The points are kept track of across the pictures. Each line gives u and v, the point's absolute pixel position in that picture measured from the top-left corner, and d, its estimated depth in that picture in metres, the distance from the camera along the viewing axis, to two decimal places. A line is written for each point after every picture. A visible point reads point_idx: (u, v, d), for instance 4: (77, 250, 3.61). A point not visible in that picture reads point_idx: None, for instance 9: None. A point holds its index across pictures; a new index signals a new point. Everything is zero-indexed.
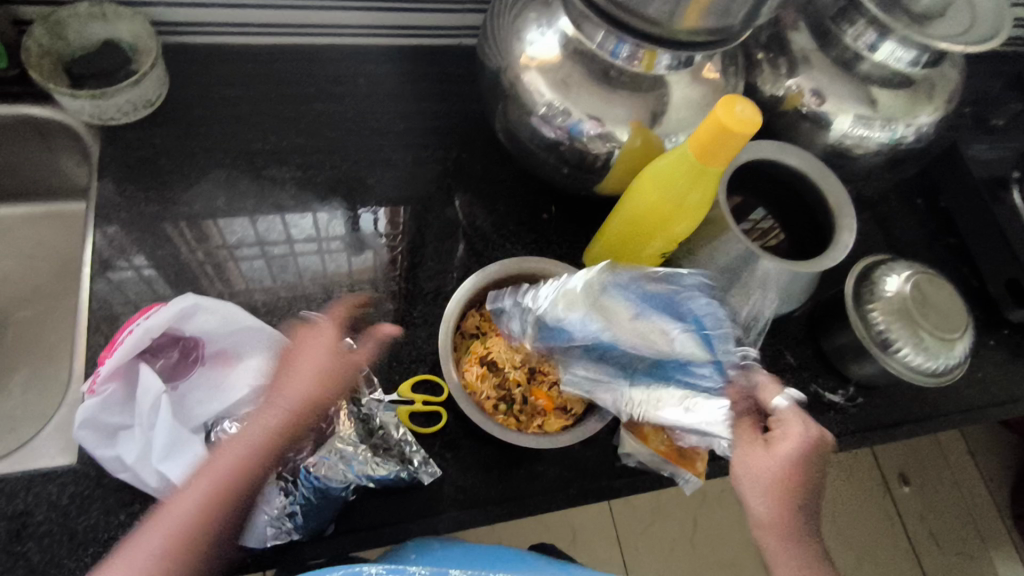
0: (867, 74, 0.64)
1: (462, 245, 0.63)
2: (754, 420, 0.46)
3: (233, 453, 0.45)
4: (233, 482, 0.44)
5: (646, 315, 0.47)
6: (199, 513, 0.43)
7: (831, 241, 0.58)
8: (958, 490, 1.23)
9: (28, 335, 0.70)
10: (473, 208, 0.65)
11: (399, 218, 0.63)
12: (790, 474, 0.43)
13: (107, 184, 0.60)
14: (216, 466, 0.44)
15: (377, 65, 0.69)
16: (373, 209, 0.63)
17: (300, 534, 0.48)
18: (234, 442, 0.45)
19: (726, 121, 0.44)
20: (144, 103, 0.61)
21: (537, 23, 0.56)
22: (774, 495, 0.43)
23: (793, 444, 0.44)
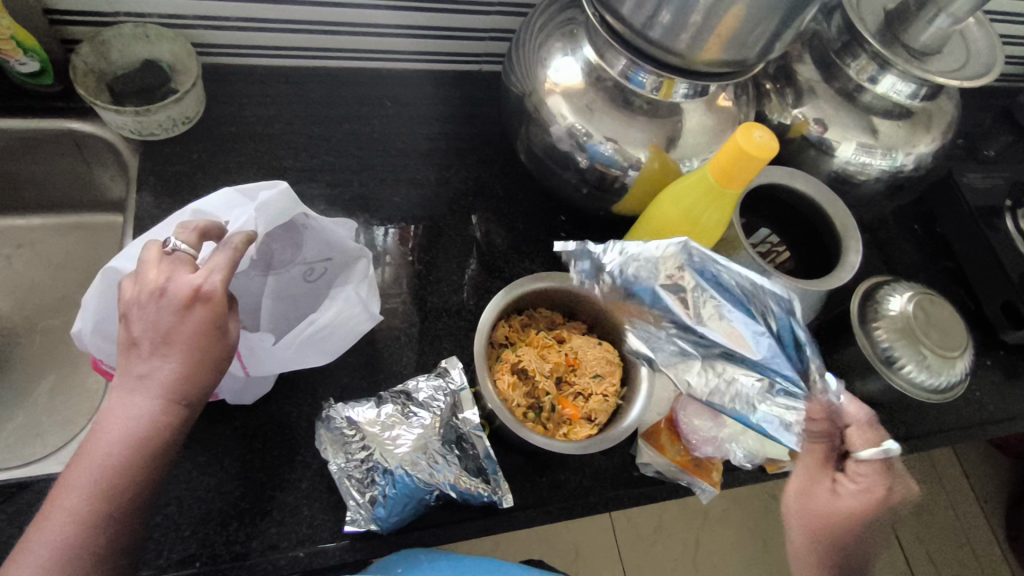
0: (868, 105, 0.67)
1: (475, 262, 0.65)
2: (827, 451, 0.48)
3: (116, 439, 0.42)
4: (120, 475, 0.42)
5: (726, 306, 0.47)
6: (88, 499, 0.41)
7: (837, 261, 0.61)
8: (953, 511, 1.25)
9: (52, 344, 0.71)
10: (492, 226, 0.68)
11: (410, 236, 0.65)
12: (846, 524, 0.45)
13: (145, 196, 0.61)
14: (92, 452, 0.42)
15: (402, 90, 0.72)
16: (385, 227, 0.65)
17: (376, 526, 0.49)
18: (111, 424, 0.43)
19: (747, 146, 0.47)
20: (182, 119, 0.63)
21: (561, 50, 0.60)
22: (816, 530, 0.45)
23: (859, 496, 0.45)
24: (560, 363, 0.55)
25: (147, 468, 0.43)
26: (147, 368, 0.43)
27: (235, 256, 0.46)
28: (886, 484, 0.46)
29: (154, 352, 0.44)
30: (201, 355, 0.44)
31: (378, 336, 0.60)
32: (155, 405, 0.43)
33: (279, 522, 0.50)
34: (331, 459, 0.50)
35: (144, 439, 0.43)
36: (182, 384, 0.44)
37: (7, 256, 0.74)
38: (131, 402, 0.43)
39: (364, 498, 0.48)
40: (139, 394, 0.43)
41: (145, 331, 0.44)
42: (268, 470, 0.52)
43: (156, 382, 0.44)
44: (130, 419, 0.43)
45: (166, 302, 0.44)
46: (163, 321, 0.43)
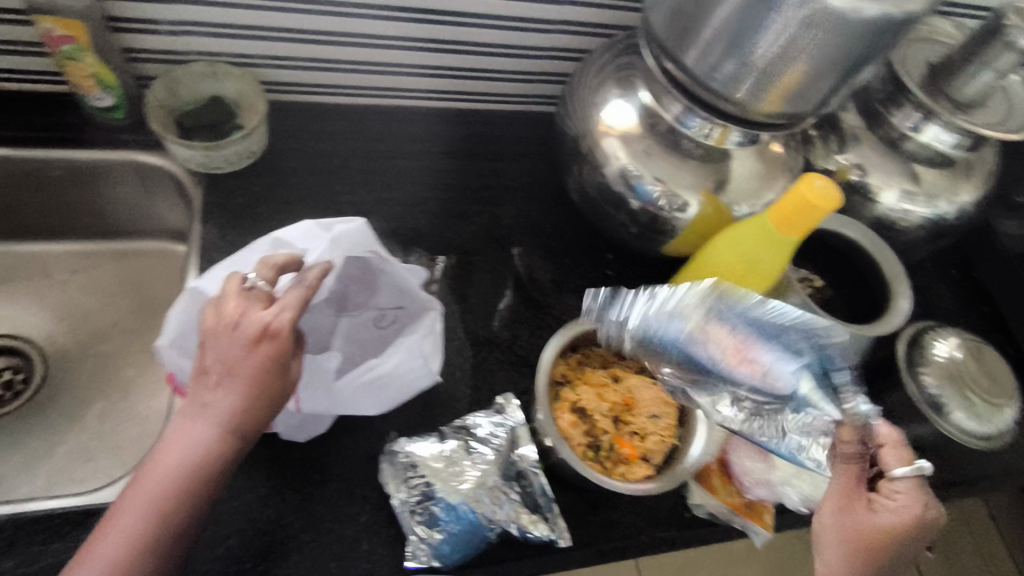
0: (911, 153, 0.69)
1: (510, 294, 0.66)
2: (862, 472, 0.48)
3: (176, 465, 0.43)
4: (173, 500, 0.43)
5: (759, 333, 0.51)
6: (141, 522, 0.42)
7: (886, 305, 0.62)
8: (982, 560, 1.23)
9: (103, 369, 0.72)
10: (532, 261, 0.69)
11: (437, 269, 0.66)
12: (879, 537, 0.46)
13: (210, 228, 0.63)
14: (151, 475, 0.43)
15: (455, 128, 0.75)
16: (420, 259, 0.66)
17: (438, 562, 0.49)
18: (172, 450, 0.44)
19: (809, 196, 0.48)
20: (247, 154, 0.65)
21: (618, 95, 0.62)
22: (859, 555, 0.46)
23: (897, 513, 0.46)
24: (617, 403, 0.55)
25: (199, 498, 0.44)
26: (212, 398, 0.44)
27: (306, 294, 0.47)
28: (926, 505, 0.46)
29: (219, 385, 0.44)
30: (263, 393, 0.45)
31: None
32: (214, 436, 0.44)
33: (338, 556, 0.50)
34: (393, 494, 0.50)
35: (201, 467, 0.44)
36: (241, 418, 0.45)
37: (62, 281, 0.75)
38: (193, 429, 0.44)
39: (426, 534, 0.49)
40: (201, 422, 0.44)
41: (215, 362, 0.45)
42: (328, 503, 0.52)
43: (217, 411, 0.44)
44: (191, 446, 0.44)
45: (237, 336, 0.45)
46: (233, 354, 0.44)
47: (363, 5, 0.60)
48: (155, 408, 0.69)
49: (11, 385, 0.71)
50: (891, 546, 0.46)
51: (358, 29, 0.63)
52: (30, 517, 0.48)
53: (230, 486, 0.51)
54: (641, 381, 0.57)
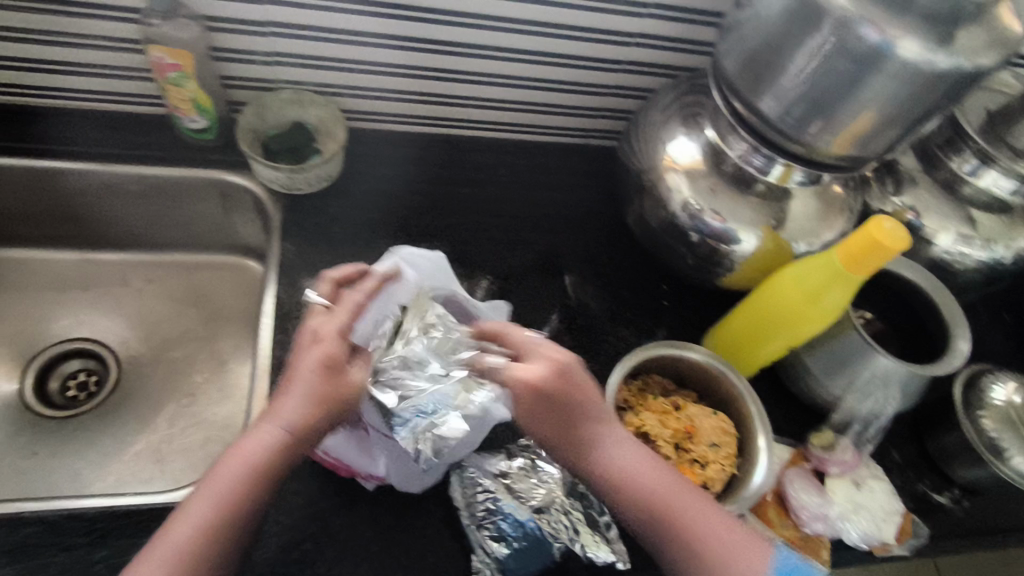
0: (968, 197, 0.70)
1: (556, 314, 0.69)
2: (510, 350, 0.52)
3: (239, 458, 0.45)
4: (233, 491, 0.44)
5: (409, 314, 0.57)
6: (204, 514, 0.44)
7: (945, 348, 0.62)
8: None
9: (172, 374, 0.75)
10: (582, 287, 0.71)
11: (490, 291, 0.69)
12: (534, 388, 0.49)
13: (289, 245, 0.67)
14: (220, 471, 0.45)
15: (517, 158, 0.78)
16: (481, 281, 0.69)
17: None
18: (240, 450, 0.46)
19: (879, 235, 0.50)
20: (325, 177, 0.69)
21: (683, 133, 0.65)
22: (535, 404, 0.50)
23: (530, 371, 0.49)
24: (679, 430, 0.56)
25: (257, 495, 0.45)
26: (279, 402, 0.47)
27: (355, 302, 0.52)
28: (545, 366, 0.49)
29: (283, 387, 0.48)
30: (320, 391, 0.47)
31: None
32: (273, 435, 0.46)
33: (406, 565, 0.52)
34: (461, 508, 0.52)
35: (265, 466, 0.45)
36: (302, 418, 0.46)
37: (139, 288, 0.79)
38: (258, 429, 0.47)
39: (495, 548, 0.50)
40: (267, 424, 0.47)
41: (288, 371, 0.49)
42: (396, 513, 0.54)
43: (281, 413, 0.47)
44: (253, 447, 0.46)
45: (303, 339, 0.50)
46: (299, 359, 0.48)
47: (393, 39, 0.63)
48: (222, 415, 0.72)
49: (87, 387, 0.75)
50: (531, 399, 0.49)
51: (390, 60, 0.66)
52: (123, 511, 0.51)
53: (306, 492, 0.53)
54: (701, 410, 0.57)
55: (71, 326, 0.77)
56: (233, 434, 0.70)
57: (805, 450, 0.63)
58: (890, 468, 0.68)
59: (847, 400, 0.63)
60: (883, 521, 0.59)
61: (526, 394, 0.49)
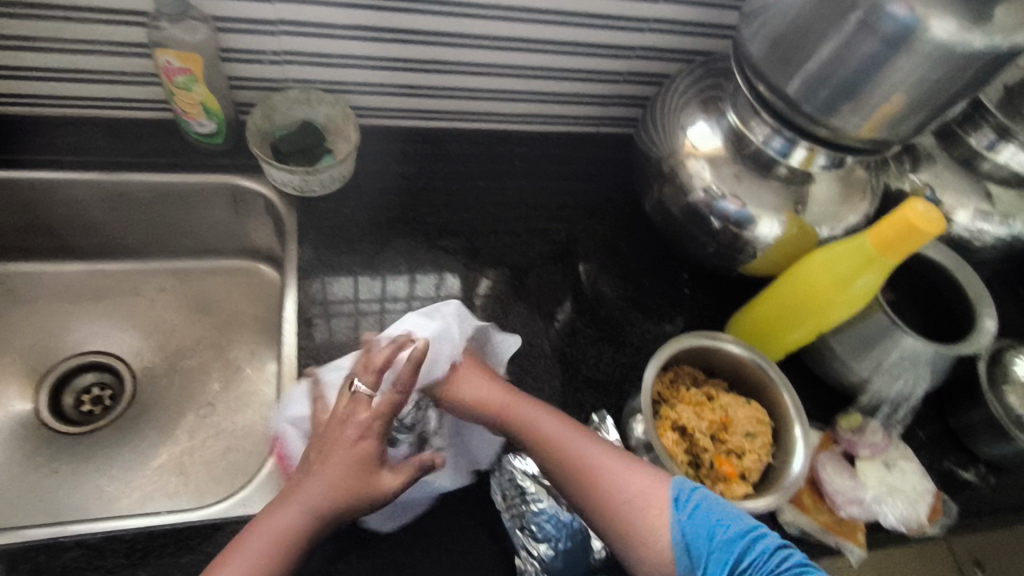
0: (987, 173, 0.70)
1: (570, 302, 0.68)
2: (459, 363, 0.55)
3: (272, 536, 0.45)
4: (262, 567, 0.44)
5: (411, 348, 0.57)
6: None
7: (971, 325, 0.62)
8: None
9: (189, 384, 0.74)
10: (598, 276, 0.71)
11: (503, 280, 0.68)
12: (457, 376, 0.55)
13: (307, 249, 0.66)
14: (250, 545, 0.45)
15: (531, 150, 0.76)
16: (497, 272, 0.68)
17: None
18: (268, 523, 0.46)
19: (918, 222, 0.50)
20: (338, 178, 0.67)
21: (702, 119, 0.64)
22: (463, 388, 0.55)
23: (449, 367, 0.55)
24: (714, 422, 0.56)
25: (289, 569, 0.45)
26: (309, 482, 0.47)
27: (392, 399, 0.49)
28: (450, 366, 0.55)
29: (316, 472, 0.47)
30: (349, 484, 0.47)
31: (524, 385, 0.62)
32: (303, 514, 0.46)
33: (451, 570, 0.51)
34: (503, 509, 0.52)
35: (294, 540, 0.45)
36: (330, 503, 0.47)
37: (150, 297, 0.77)
38: (290, 506, 0.46)
39: (536, 548, 0.50)
40: (294, 502, 0.47)
41: (319, 457, 0.48)
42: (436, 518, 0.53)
43: (310, 491, 0.47)
44: (282, 522, 0.46)
45: (344, 434, 0.49)
46: (337, 451, 0.48)
47: (407, 33, 0.62)
48: (242, 424, 0.71)
49: (102, 401, 0.73)
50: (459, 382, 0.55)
51: (403, 55, 0.64)
52: (160, 530, 0.50)
53: None
54: (735, 400, 0.57)
55: (83, 339, 0.75)
56: (256, 443, 0.70)
57: (834, 434, 0.64)
58: (916, 446, 0.69)
59: (876, 382, 0.63)
60: (916, 502, 0.59)
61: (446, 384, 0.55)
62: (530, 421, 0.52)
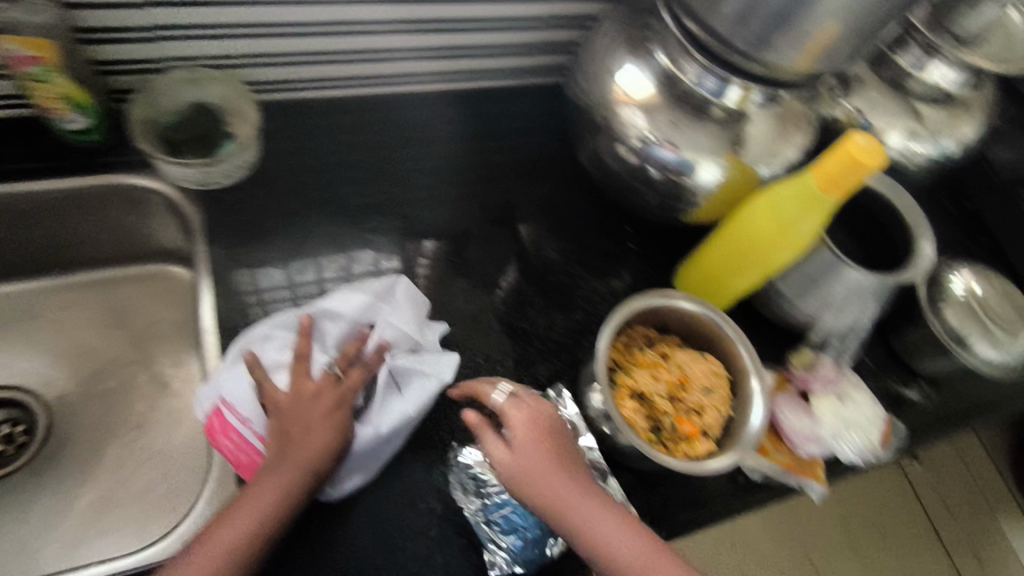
0: (916, 93, 0.70)
1: (513, 268, 0.65)
2: (536, 417, 0.49)
3: (268, 500, 0.46)
4: (261, 528, 0.45)
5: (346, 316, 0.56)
6: (230, 554, 0.44)
7: (910, 251, 0.63)
8: (969, 481, 1.34)
9: (112, 407, 0.68)
10: (540, 234, 0.67)
11: (441, 252, 0.64)
12: (534, 426, 0.49)
13: (218, 249, 0.59)
14: (244, 511, 0.46)
15: (455, 110, 0.71)
16: (435, 244, 0.64)
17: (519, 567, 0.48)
18: (260, 490, 0.46)
19: (858, 154, 0.48)
20: (243, 166, 0.61)
21: (631, 61, 0.59)
22: (536, 438, 0.48)
23: (527, 418, 0.49)
24: (671, 382, 0.55)
25: (282, 530, 0.46)
26: (297, 445, 0.48)
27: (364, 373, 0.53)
28: (527, 414, 0.49)
29: (300, 437, 0.48)
30: (331, 441, 0.49)
31: (475, 366, 0.59)
32: (295, 479, 0.47)
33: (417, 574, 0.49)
34: (464, 503, 0.50)
35: (285, 504, 0.46)
36: (317, 462, 0.48)
37: (51, 317, 0.70)
38: (284, 469, 0.47)
39: (504, 541, 0.48)
40: (284, 466, 0.47)
41: (299, 419, 0.49)
42: (394, 522, 0.51)
43: (300, 453, 0.47)
44: (274, 488, 0.46)
45: (318, 403, 0.50)
46: (313, 411, 0.49)
47: None
48: (178, 443, 0.66)
49: (14, 439, 0.66)
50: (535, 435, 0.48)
51: (298, 18, 0.57)
52: None
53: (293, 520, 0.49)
54: (690, 356, 0.56)
55: None
56: (196, 460, 0.65)
57: (787, 373, 0.63)
58: (863, 372, 0.70)
59: (824, 317, 0.63)
60: (870, 430, 0.61)
61: (516, 432, 0.48)
62: (586, 527, 0.46)
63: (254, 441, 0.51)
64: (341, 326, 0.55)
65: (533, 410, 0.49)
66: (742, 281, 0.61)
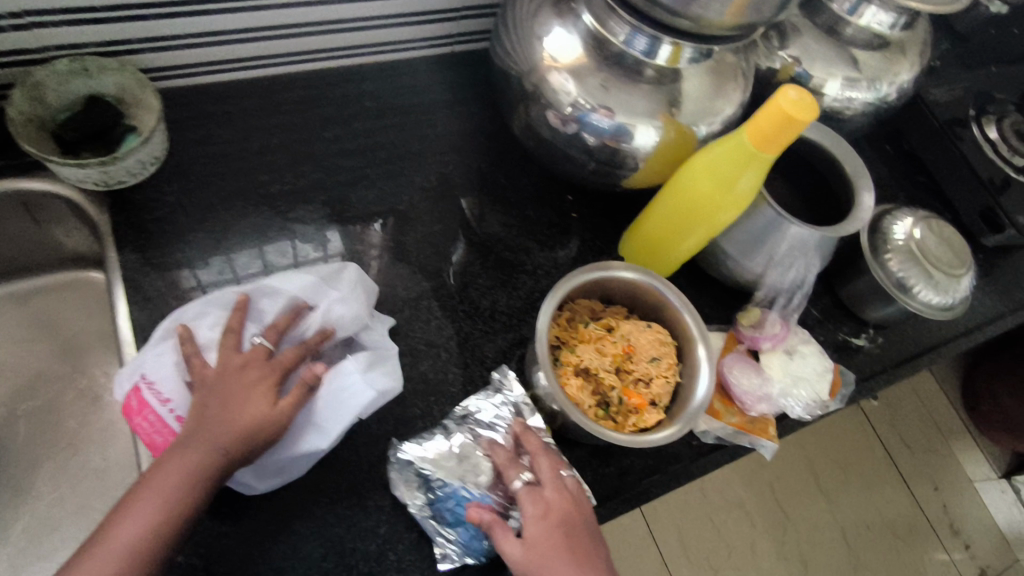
0: (850, 39, 0.68)
1: (461, 247, 0.62)
2: (559, 497, 0.47)
3: (172, 483, 0.43)
4: (169, 510, 0.42)
5: (285, 293, 0.53)
6: (133, 541, 0.41)
7: (851, 203, 0.62)
8: (924, 411, 1.39)
9: (37, 429, 0.64)
10: (483, 208, 0.65)
11: (384, 235, 0.61)
12: (556, 505, 0.46)
13: (129, 253, 0.55)
14: (150, 493, 0.43)
15: (380, 86, 0.67)
16: (379, 228, 0.61)
17: (471, 556, 0.48)
18: (169, 467, 0.43)
19: (791, 110, 0.46)
20: (151, 159, 0.56)
21: (557, 25, 0.57)
22: (554, 519, 0.46)
23: (550, 496, 0.47)
24: (617, 355, 0.54)
25: (193, 514, 0.43)
26: (214, 419, 0.45)
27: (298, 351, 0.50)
28: (551, 492, 0.47)
29: (216, 412, 0.45)
30: (252, 417, 0.45)
31: (418, 354, 0.57)
32: (207, 456, 0.44)
33: (368, 574, 0.48)
34: (407, 499, 0.49)
35: (196, 483, 0.43)
36: (234, 439, 0.45)
37: None
38: (193, 449, 0.44)
39: (452, 533, 0.48)
40: (197, 443, 0.44)
41: (221, 391, 0.46)
42: (341, 525, 0.49)
43: (217, 428, 0.45)
44: (184, 464, 0.43)
45: (245, 375, 0.47)
46: (235, 383, 0.47)
47: None
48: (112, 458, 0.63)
49: None
50: (554, 516, 0.46)
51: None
52: None
53: (235, 532, 0.48)
54: (635, 326, 0.55)
55: None
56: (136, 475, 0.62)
57: (737, 334, 0.63)
58: (812, 325, 0.71)
59: (769, 274, 0.63)
60: (819, 383, 0.60)
61: (536, 514, 0.46)
62: None
63: (172, 421, 0.48)
64: (278, 304, 0.53)
65: (550, 504, 0.46)
66: (688, 243, 0.59)
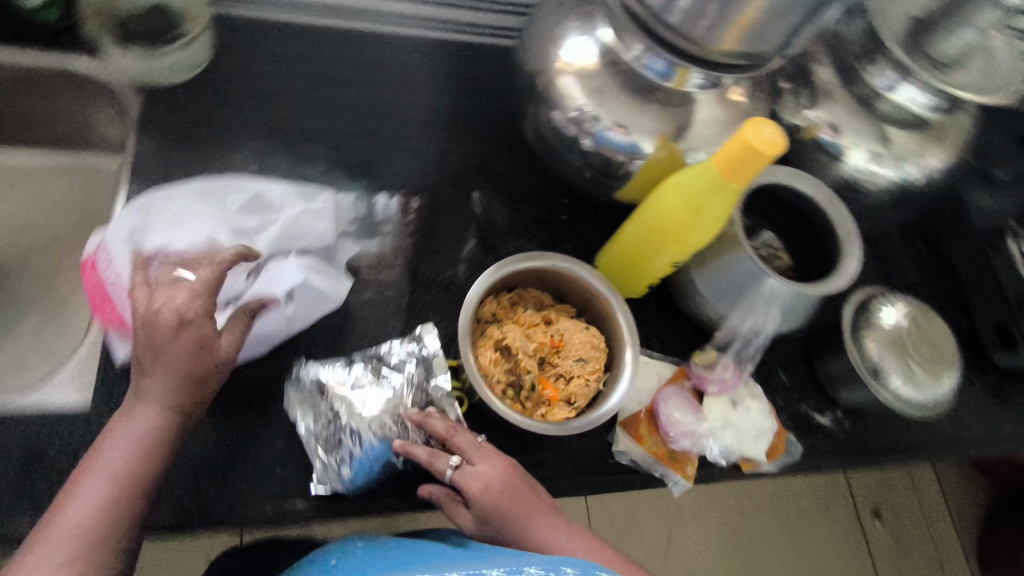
0: (885, 113, 0.66)
1: (472, 236, 0.64)
2: (485, 459, 0.50)
3: (126, 446, 0.45)
4: (131, 469, 0.44)
5: (253, 191, 0.58)
6: (95, 512, 0.43)
7: (835, 266, 0.60)
8: (932, 542, 1.24)
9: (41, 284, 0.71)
10: (492, 203, 0.67)
11: (411, 208, 0.64)
12: (489, 479, 0.49)
13: (146, 142, 0.61)
14: (108, 464, 0.44)
15: (413, 57, 0.71)
16: (388, 194, 0.64)
17: (345, 488, 0.51)
18: (122, 438, 0.45)
19: (754, 143, 0.47)
20: (189, 66, 0.64)
21: (575, 28, 0.59)
22: (494, 491, 0.49)
23: (482, 469, 0.49)
24: (544, 345, 0.55)
25: (154, 473, 0.45)
26: (156, 374, 0.46)
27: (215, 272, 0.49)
28: (482, 464, 0.49)
29: (155, 362, 0.46)
30: (192, 366, 0.46)
31: (368, 300, 0.59)
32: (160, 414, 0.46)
33: (252, 476, 0.51)
34: (301, 419, 0.52)
35: (158, 442, 0.45)
36: (182, 390, 0.46)
37: None
38: (148, 407, 0.46)
39: (334, 461, 0.51)
40: (149, 404, 0.46)
41: (152, 342, 0.46)
42: (242, 426, 0.52)
43: (164, 379, 0.46)
44: (141, 424, 0.45)
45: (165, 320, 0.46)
46: (161, 335, 0.46)
47: None
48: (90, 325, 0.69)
49: None
50: (491, 487, 0.49)
51: None
52: None
53: None
54: (572, 324, 0.55)
55: None
56: None
57: (687, 368, 0.62)
58: (774, 388, 0.68)
59: (732, 316, 0.62)
60: (751, 437, 0.59)
61: (474, 484, 0.49)
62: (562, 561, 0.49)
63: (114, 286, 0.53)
64: (244, 199, 0.58)
65: (487, 477, 0.49)
66: (655, 261, 0.60)
